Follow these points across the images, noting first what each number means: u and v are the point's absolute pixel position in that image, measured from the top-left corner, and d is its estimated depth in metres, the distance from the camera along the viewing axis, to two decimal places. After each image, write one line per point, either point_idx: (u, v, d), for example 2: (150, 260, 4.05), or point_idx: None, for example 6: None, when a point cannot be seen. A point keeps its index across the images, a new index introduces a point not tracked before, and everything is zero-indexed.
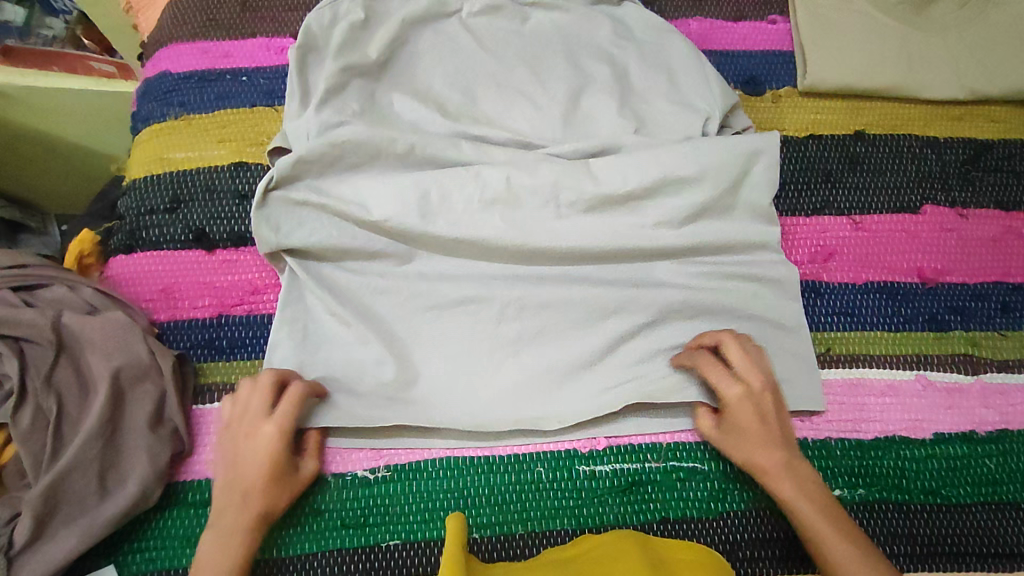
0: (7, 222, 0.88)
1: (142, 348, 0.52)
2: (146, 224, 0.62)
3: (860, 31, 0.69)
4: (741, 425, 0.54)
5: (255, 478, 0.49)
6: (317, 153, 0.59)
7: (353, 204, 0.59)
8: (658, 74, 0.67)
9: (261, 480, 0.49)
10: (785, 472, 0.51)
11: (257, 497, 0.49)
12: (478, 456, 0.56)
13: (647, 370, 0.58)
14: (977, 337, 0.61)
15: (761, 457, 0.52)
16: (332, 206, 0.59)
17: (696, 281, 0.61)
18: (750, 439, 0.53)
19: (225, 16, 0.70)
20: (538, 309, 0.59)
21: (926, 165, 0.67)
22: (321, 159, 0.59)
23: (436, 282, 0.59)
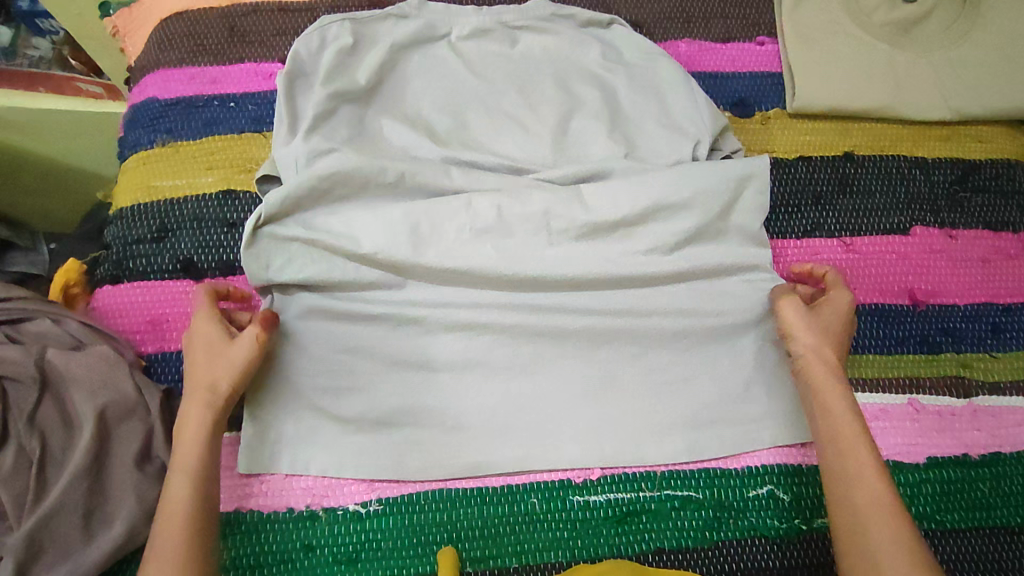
0: None
1: (128, 385, 0.51)
2: (133, 254, 0.61)
3: (847, 53, 0.69)
4: (831, 323, 0.57)
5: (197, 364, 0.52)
6: (304, 185, 0.58)
7: (339, 236, 0.58)
8: (648, 98, 0.67)
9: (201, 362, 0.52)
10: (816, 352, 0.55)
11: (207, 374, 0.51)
12: (470, 488, 0.55)
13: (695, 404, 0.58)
14: (969, 359, 0.62)
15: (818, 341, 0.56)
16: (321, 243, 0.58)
17: (693, 301, 0.60)
18: (824, 322, 0.57)
19: (212, 42, 0.70)
20: (530, 337, 0.59)
21: (914, 186, 0.67)
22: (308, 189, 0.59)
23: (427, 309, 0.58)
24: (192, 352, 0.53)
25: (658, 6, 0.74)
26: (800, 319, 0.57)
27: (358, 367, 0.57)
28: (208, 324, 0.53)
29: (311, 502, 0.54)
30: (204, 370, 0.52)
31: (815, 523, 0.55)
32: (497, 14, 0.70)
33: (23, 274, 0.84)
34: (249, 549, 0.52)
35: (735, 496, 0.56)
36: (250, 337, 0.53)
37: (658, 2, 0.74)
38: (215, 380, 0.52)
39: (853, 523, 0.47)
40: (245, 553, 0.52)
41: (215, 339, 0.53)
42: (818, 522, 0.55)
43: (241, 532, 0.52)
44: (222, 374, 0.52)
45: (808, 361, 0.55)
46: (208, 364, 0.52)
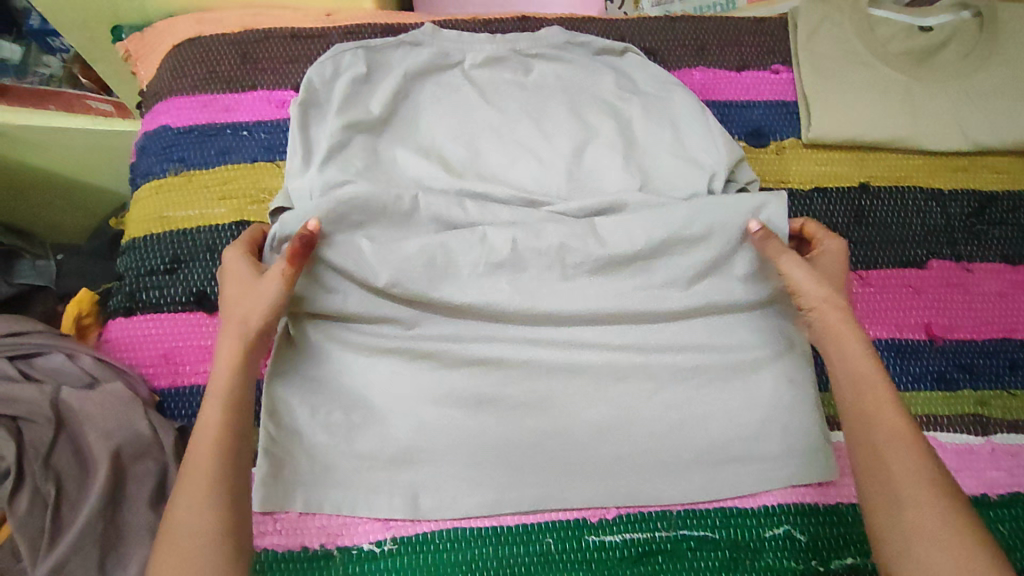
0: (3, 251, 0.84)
1: (143, 424, 0.51)
2: (146, 286, 0.61)
3: (865, 81, 0.68)
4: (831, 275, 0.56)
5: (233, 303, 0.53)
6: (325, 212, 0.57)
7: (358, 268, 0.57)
8: (663, 128, 0.66)
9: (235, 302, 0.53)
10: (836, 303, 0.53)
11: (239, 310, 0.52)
12: (484, 527, 0.55)
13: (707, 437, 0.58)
14: (986, 396, 0.61)
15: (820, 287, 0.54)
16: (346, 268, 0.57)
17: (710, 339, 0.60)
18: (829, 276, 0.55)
19: (225, 69, 0.70)
20: (545, 371, 0.58)
21: (931, 218, 0.67)
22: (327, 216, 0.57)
23: (442, 344, 0.58)
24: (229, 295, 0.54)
25: (672, 34, 0.73)
26: (805, 276, 0.54)
27: (373, 402, 0.57)
28: (239, 267, 0.55)
29: (326, 541, 0.54)
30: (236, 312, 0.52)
31: (832, 564, 0.55)
32: (510, 43, 0.70)
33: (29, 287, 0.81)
34: None
35: (752, 535, 0.56)
36: (277, 272, 0.52)
37: (672, 31, 0.74)
38: (248, 318, 0.52)
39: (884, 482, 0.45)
40: None
41: (246, 278, 0.54)
42: (835, 563, 0.55)
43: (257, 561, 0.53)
44: (253, 310, 0.52)
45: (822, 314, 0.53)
46: (239, 303, 0.52)
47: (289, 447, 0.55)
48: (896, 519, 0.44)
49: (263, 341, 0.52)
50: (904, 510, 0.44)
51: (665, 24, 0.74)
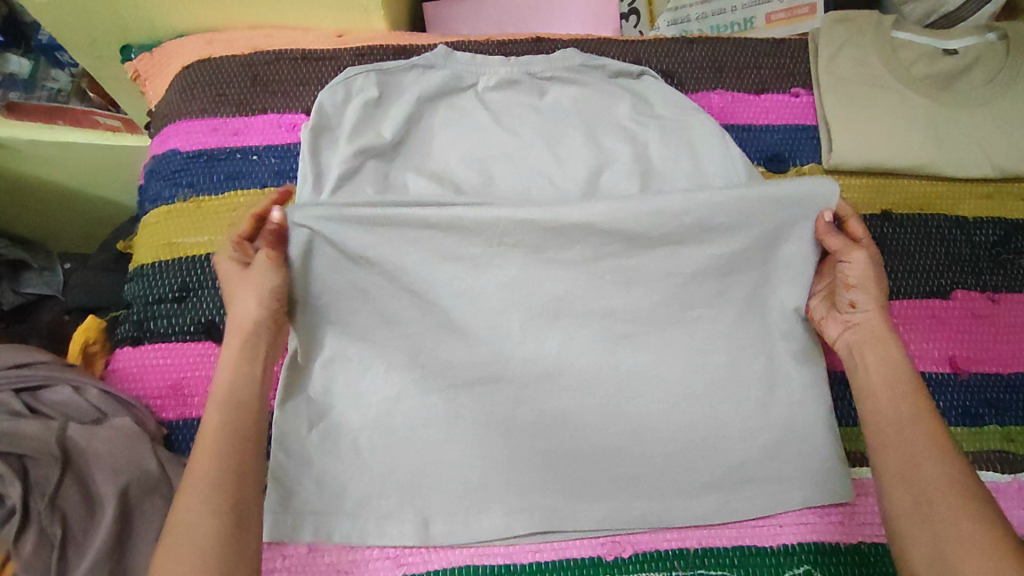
0: (7, 262, 0.85)
1: (152, 461, 0.50)
2: (153, 314, 0.60)
3: (887, 106, 0.67)
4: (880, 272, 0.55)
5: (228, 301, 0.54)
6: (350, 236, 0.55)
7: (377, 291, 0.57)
8: (680, 155, 0.65)
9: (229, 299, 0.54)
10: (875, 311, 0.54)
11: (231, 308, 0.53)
12: (498, 565, 0.54)
13: (728, 474, 0.56)
14: (1012, 432, 0.60)
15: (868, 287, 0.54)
16: (372, 289, 0.56)
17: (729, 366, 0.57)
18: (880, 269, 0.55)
19: (236, 91, 0.69)
20: (555, 397, 0.57)
21: (955, 247, 0.65)
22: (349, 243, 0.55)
23: (452, 375, 0.57)
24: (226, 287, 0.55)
25: (689, 55, 0.72)
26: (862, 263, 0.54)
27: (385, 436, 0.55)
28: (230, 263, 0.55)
29: None
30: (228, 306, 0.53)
31: None
32: (524, 65, 0.69)
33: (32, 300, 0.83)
34: None
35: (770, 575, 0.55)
36: (264, 258, 0.54)
37: (689, 52, 0.72)
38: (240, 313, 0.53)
39: (907, 476, 0.46)
40: None
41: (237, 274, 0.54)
42: None
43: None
44: (244, 304, 0.53)
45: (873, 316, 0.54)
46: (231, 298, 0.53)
47: (302, 484, 0.55)
48: (932, 525, 0.43)
49: (262, 336, 0.53)
50: (934, 515, 0.43)
51: (682, 45, 0.73)
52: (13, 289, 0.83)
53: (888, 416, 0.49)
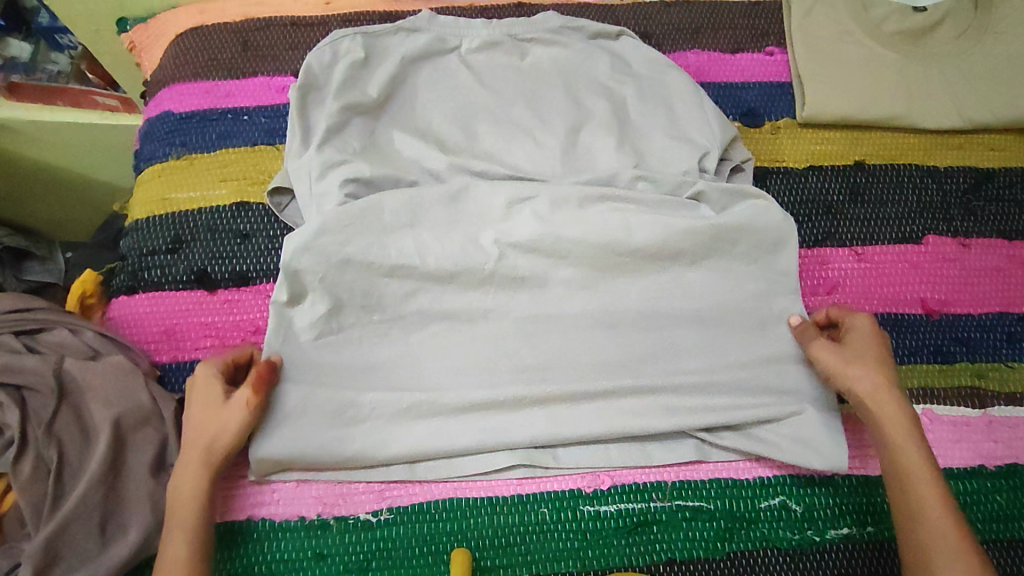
0: (11, 250, 0.85)
1: (144, 395, 0.52)
2: (148, 265, 0.62)
3: (857, 61, 0.69)
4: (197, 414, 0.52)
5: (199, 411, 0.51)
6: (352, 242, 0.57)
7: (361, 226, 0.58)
8: (657, 109, 0.67)
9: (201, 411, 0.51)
10: (891, 402, 0.53)
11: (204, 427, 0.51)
12: (481, 498, 0.55)
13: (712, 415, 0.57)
14: (983, 369, 0.61)
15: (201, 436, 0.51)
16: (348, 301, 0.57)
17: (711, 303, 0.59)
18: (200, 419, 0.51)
19: (227, 56, 0.71)
20: (525, 342, 0.57)
21: (926, 195, 0.67)
22: (328, 276, 0.56)
23: (431, 313, 0.58)
24: (185, 420, 0.52)
25: (667, 17, 0.74)
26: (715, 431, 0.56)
27: (362, 399, 0.55)
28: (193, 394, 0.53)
29: (322, 511, 0.54)
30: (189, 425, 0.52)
31: (828, 534, 0.55)
32: (506, 28, 0.70)
33: (38, 284, 0.83)
34: (234, 566, 0.52)
35: (747, 506, 0.56)
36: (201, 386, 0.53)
37: (666, 15, 0.74)
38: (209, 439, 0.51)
39: (921, 556, 0.47)
40: (228, 567, 0.52)
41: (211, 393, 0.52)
42: (830, 534, 0.55)
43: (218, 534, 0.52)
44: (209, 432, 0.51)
45: (879, 408, 0.53)
46: (207, 422, 0.51)
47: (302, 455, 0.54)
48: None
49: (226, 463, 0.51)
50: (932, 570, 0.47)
51: (659, 8, 0.75)
52: (17, 276, 0.83)
53: (920, 490, 0.49)
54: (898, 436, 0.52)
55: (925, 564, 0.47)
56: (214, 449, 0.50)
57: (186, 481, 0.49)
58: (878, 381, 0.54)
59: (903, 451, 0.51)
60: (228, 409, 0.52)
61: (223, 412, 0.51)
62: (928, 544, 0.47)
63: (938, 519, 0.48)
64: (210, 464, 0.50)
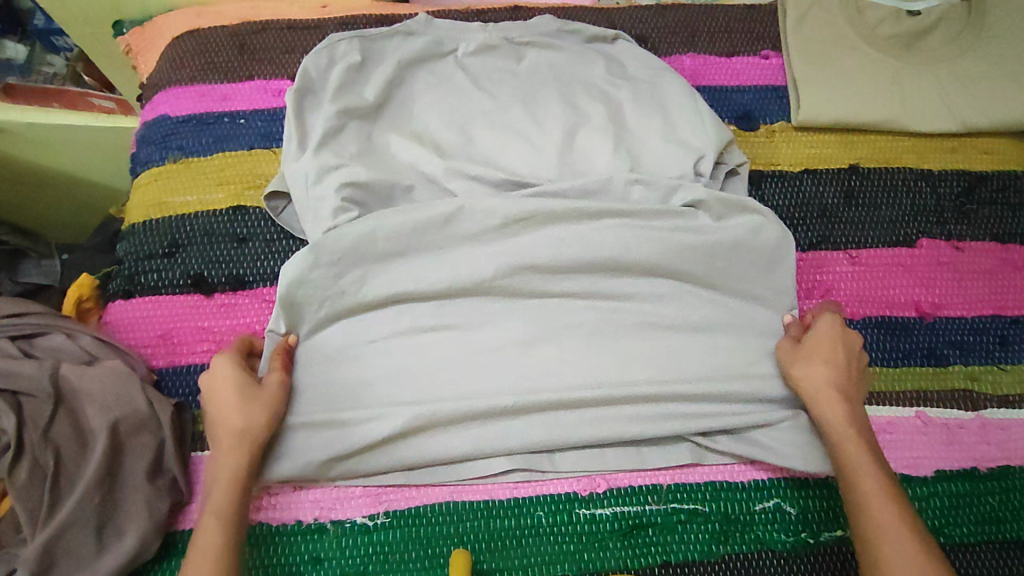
0: (7, 251, 0.85)
1: (140, 399, 0.52)
2: (144, 269, 0.62)
3: (851, 64, 0.69)
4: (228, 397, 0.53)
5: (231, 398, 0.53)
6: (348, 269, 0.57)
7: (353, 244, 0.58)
8: (653, 113, 0.67)
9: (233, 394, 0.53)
10: (830, 390, 0.55)
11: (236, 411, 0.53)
12: (478, 501, 0.56)
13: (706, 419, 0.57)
14: (977, 371, 0.62)
15: (235, 420, 0.52)
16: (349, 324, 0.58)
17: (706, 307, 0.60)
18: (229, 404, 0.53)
19: (223, 59, 0.71)
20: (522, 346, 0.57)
21: (920, 198, 0.67)
22: (345, 276, 0.57)
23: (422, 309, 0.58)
24: (212, 405, 0.53)
25: (663, 21, 0.74)
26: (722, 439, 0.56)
27: (360, 402, 0.56)
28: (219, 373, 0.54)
29: (319, 514, 0.55)
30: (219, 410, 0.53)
31: (822, 536, 0.56)
32: (502, 31, 0.71)
33: (34, 287, 0.83)
34: None
35: (742, 509, 0.56)
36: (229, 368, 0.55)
37: (662, 18, 0.75)
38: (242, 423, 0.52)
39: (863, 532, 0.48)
40: None
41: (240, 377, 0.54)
42: (825, 535, 0.56)
43: None
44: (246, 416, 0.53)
45: (821, 400, 0.54)
46: (239, 407, 0.53)
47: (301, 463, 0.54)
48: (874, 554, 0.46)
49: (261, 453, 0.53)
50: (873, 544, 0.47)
51: (655, 12, 0.75)
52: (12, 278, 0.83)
53: (858, 468, 0.50)
54: (843, 433, 0.52)
55: (873, 550, 0.47)
56: (251, 434, 0.52)
57: (224, 463, 0.51)
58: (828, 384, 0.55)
59: (841, 434, 0.52)
60: (260, 396, 0.54)
61: (259, 394, 0.54)
62: (867, 520, 0.48)
63: (876, 495, 0.48)
64: (249, 447, 0.52)
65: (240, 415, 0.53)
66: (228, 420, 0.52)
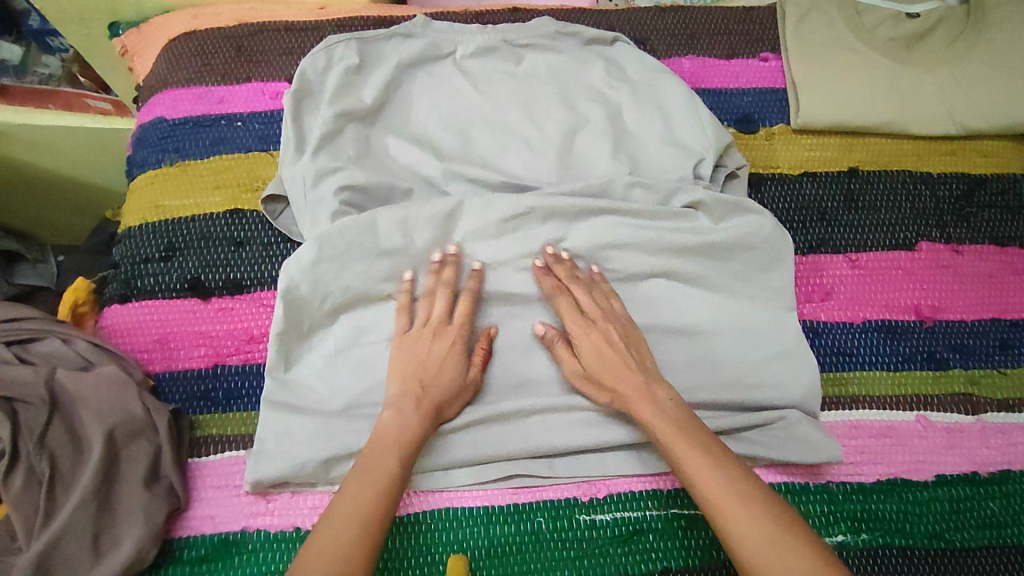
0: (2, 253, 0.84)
1: (137, 406, 0.52)
2: (141, 273, 0.62)
3: (851, 66, 0.69)
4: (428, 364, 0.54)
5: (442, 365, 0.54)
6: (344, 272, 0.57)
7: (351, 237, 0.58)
8: (653, 115, 0.67)
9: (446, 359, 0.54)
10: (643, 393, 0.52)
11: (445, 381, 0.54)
12: (478, 507, 0.55)
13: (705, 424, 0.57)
14: (977, 375, 0.62)
15: (438, 391, 0.53)
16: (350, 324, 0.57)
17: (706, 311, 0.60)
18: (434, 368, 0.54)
19: (220, 61, 0.70)
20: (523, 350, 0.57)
21: (920, 202, 0.67)
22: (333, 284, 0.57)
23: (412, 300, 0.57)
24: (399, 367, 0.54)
25: (662, 23, 0.74)
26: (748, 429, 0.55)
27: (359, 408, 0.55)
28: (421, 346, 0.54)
29: None
30: (432, 380, 0.53)
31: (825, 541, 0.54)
32: (500, 33, 0.70)
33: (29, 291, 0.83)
34: None
35: None
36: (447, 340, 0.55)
37: (661, 21, 0.74)
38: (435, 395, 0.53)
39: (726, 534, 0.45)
40: None
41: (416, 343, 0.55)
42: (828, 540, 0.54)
43: (216, 544, 0.53)
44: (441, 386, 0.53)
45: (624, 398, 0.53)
46: (437, 376, 0.53)
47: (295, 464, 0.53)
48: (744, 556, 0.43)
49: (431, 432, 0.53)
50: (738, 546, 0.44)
51: (654, 14, 0.75)
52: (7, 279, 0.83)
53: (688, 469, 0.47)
54: (653, 413, 0.51)
55: (718, 525, 0.45)
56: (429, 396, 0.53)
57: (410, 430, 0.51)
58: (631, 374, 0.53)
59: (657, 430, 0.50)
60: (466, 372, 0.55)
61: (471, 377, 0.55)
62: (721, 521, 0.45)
63: (719, 493, 0.45)
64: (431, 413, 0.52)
65: (434, 381, 0.53)
66: (436, 388, 0.53)
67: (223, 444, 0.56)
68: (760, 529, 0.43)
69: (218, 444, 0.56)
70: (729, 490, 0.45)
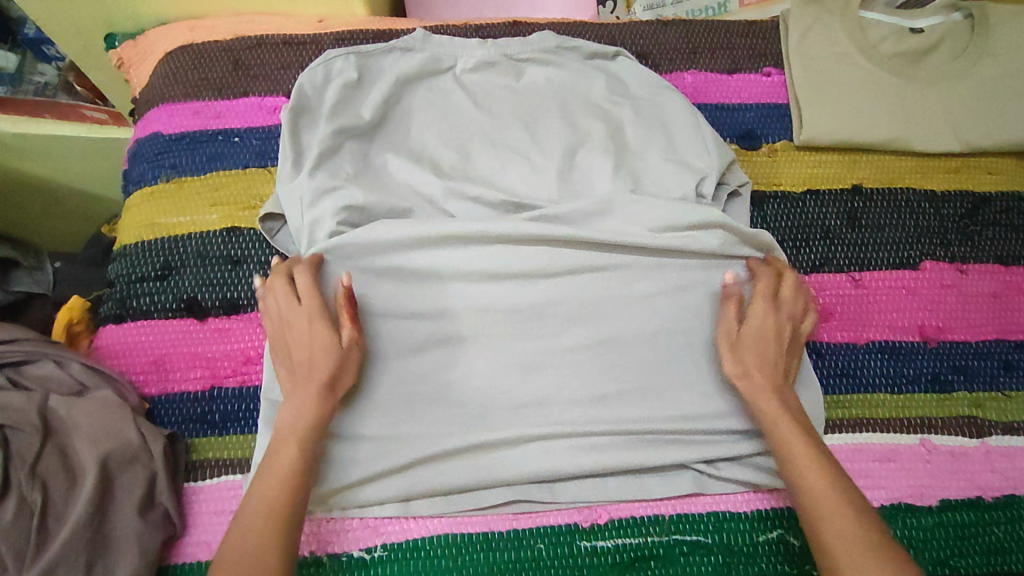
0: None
1: (132, 432, 0.51)
2: (136, 292, 0.61)
3: (855, 82, 0.68)
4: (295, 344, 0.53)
5: (314, 338, 0.53)
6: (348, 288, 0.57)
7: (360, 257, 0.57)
8: (654, 132, 0.66)
9: (311, 336, 0.53)
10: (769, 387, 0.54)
11: (320, 354, 0.52)
12: (477, 533, 0.55)
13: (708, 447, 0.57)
14: (981, 398, 0.61)
15: (319, 363, 0.52)
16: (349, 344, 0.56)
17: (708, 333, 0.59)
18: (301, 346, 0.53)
19: (217, 75, 0.70)
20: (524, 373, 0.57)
21: (924, 220, 0.67)
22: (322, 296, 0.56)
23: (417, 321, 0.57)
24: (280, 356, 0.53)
25: (664, 37, 0.73)
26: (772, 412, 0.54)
27: (358, 431, 0.55)
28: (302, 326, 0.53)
29: (315, 547, 0.53)
30: (301, 362, 0.52)
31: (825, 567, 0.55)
32: (500, 47, 0.69)
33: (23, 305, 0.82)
34: None
35: (745, 540, 0.56)
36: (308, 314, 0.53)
37: (663, 35, 0.74)
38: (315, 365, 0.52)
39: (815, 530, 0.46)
40: None
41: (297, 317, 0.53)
42: None
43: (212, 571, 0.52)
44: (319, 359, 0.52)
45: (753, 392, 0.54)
46: (319, 348, 0.52)
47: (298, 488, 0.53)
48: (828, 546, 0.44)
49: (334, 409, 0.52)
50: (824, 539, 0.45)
51: (656, 27, 0.74)
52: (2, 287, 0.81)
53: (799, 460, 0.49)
54: (786, 425, 0.51)
55: (815, 522, 0.46)
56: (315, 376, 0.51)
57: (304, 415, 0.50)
58: (758, 383, 0.54)
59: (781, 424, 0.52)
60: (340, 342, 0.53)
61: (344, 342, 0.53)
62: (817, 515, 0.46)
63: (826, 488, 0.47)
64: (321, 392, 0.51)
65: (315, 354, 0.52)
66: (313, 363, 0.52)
67: (220, 467, 0.56)
68: (862, 537, 0.44)
69: (215, 468, 0.55)
70: (838, 492, 0.47)
